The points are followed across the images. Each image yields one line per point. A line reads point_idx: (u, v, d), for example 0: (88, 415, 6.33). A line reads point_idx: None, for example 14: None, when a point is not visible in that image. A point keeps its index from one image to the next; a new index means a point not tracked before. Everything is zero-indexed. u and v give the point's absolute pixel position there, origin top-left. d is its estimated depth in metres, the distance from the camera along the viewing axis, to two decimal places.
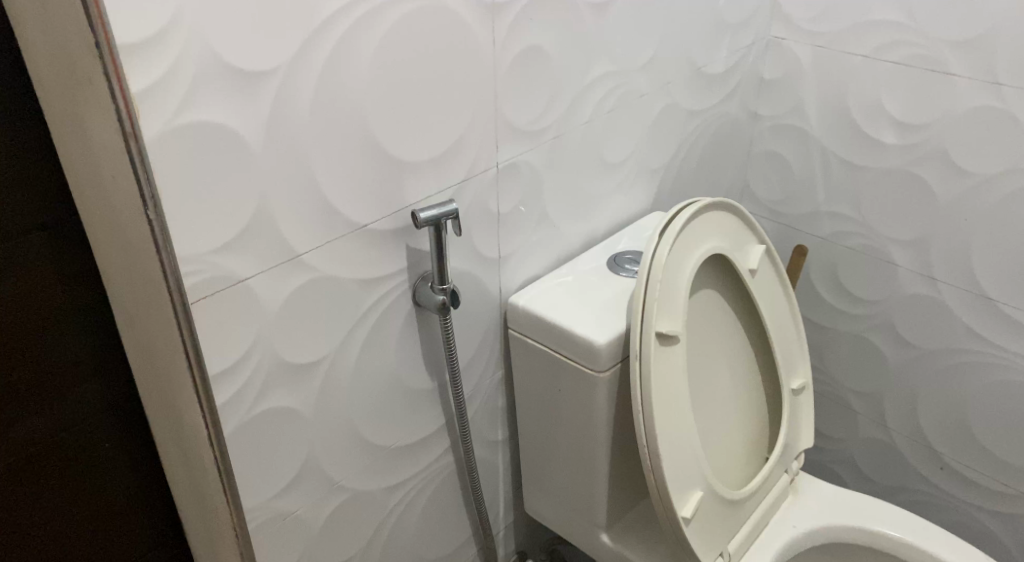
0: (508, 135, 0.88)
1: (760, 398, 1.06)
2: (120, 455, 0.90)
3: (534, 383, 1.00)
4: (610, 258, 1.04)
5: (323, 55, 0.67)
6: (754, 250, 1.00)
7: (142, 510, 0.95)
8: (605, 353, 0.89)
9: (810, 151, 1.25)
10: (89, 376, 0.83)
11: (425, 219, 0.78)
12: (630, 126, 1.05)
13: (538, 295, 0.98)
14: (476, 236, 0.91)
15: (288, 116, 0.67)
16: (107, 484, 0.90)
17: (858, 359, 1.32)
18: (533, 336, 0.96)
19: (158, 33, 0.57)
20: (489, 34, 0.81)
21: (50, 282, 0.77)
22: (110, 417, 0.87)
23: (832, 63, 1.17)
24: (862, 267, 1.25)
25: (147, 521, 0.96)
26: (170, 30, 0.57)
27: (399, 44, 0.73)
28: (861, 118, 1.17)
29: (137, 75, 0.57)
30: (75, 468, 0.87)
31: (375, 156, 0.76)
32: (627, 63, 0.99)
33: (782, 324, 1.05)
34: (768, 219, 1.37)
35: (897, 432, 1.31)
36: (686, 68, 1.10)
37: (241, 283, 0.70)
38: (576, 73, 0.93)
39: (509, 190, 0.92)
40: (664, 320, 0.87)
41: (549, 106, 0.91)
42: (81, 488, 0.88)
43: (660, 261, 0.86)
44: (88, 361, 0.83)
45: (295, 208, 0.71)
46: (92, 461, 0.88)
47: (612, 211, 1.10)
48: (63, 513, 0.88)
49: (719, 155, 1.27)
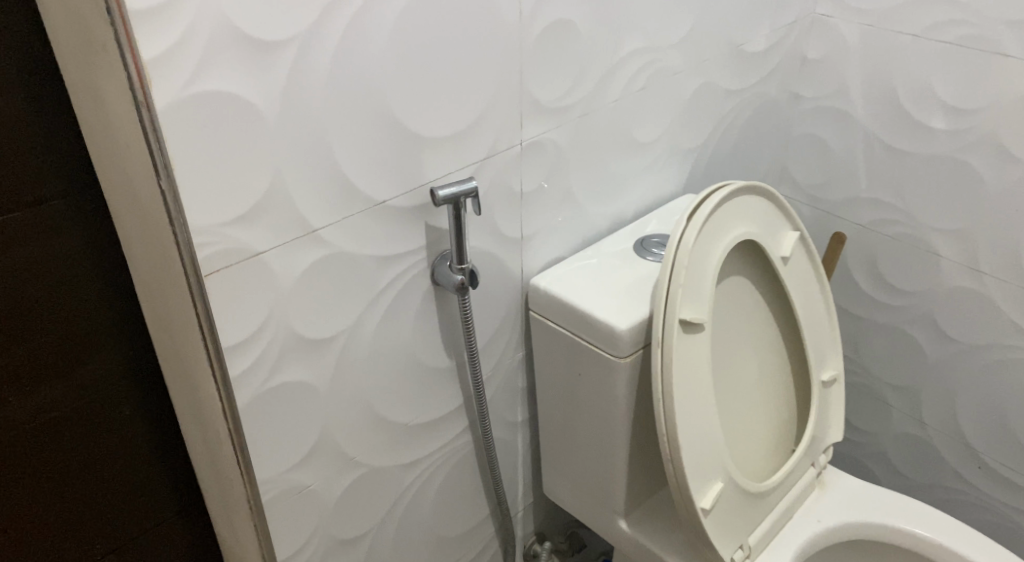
0: (533, 112, 0.86)
1: (788, 389, 1.03)
2: (141, 422, 0.91)
3: (554, 366, 0.98)
4: (637, 241, 1.02)
5: (340, 25, 0.66)
6: (788, 238, 0.96)
7: (161, 478, 0.96)
8: (627, 339, 0.87)
9: (853, 135, 1.20)
10: (111, 343, 0.84)
11: (444, 196, 0.77)
12: (662, 105, 1.02)
13: (560, 276, 0.96)
14: (498, 215, 0.89)
15: (304, 88, 0.66)
16: (127, 451, 0.91)
17: (895, 351, 1.27)
18: (554, 318, 0.94)
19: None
20: (515, 7, 0.78)
21: (70, 249, 0.77)
22: (131, 385, 0.88)
23: (879, 43, 1.12)
24: (902, 257, 1.20)
25: (166, 489, 0.97)
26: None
27: (419, 16, 0.71)
28: (908, 101, 1.11)
29: (150, 42, 0.56)
30: (94, 434, 0.88)
31: (394, 130, 0.74)
32: (660, 39, 0.95)
33: (815, 313, 1.01)
34: (805, 204, 1.32)
35: (933, 428, 1.26)
36: (723, 47, 1.05)
37: (257, 257, 0.69)
38: (606, 49, 0.90)
39: (532, 168, 0.90)
40: (688, 308, 0.84)
41: (577, 83, 0.89)
42: (99, 455, 0.89)
43: (686, 248, 0.83)
44: (110, 328, 0.84)
45: (311, 181, 0.70)
46: (110, 429, 0.89)
47: (640, 192, 1.07)
48: (82, 478, 0.89)
49: (756, 137, 1.23)
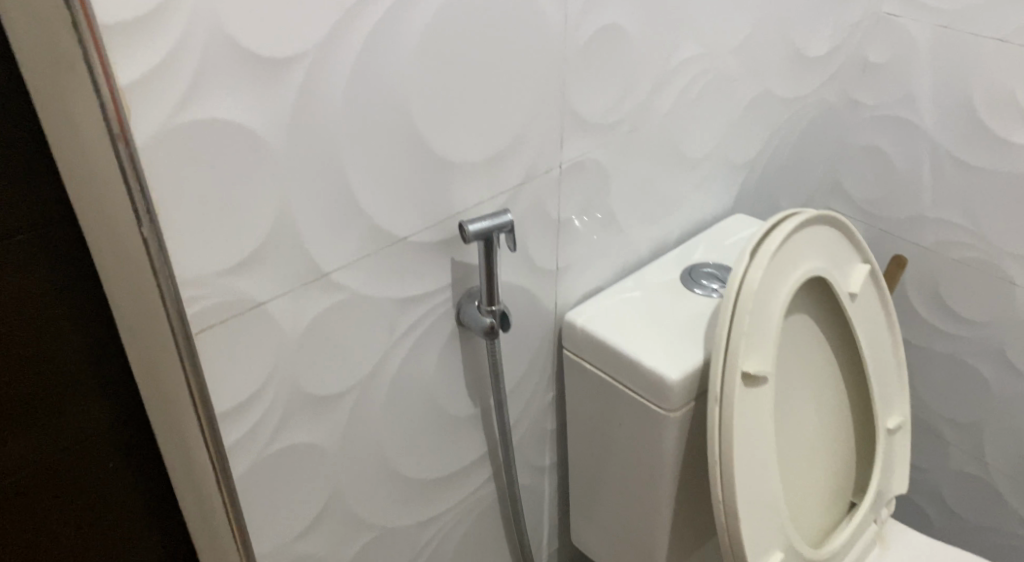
0: (575, 130, 0.75)
1: (848, 437, 0.93)
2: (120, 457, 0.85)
3: (590, 411, 0.87)
4: (685, 271, 0.91)
5: (361, 36, 0.55)
6: (858, 272, 0.85)
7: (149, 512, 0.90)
8: (678, 391, 0.76)
9: (918, 148, 1.08)
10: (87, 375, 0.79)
11: (475, 232, 0.67)
12: (715, 117, 0.90)
13: (600, 311, 0.85)
14: (533, 247, 0.78)
15: (317, 111, 0.55)
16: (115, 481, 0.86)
17: (956, 385, 1.17)
18: (591, 360, 0.84)
19: (159, 8, 0.45)
20: (560, 12, 0.66)
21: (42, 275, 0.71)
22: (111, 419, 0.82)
23: (956, 48, 1.00)
24: (970, 284, 1.09)
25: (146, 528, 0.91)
26: (172, 6, 0.45)
27: (451, 24, 0.60)
28: (987, 114, 0.99)
29: (131, 61, 0.45)
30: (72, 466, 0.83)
31: (419, 156, 0.63)
32: (718, 44, 0.84)
33: (882, 354, 0.90)
34: (858, 221, 1.20)
35: (996, 468, 1.16)
36: (784, 51, 0.94)
37: (258, 307, 0.58)
38: (659, 57, 0.78)
39: (572, 193, 0.79)
40: (750, 359, 0.74)
41: (625, 97, 0.78)
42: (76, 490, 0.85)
43: (750, 290, 0.73)
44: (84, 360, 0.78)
45: (321, 218, 0.59)
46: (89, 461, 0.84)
47: (687, 213, 0.96)
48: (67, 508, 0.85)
49: (810, 149, 1.11)
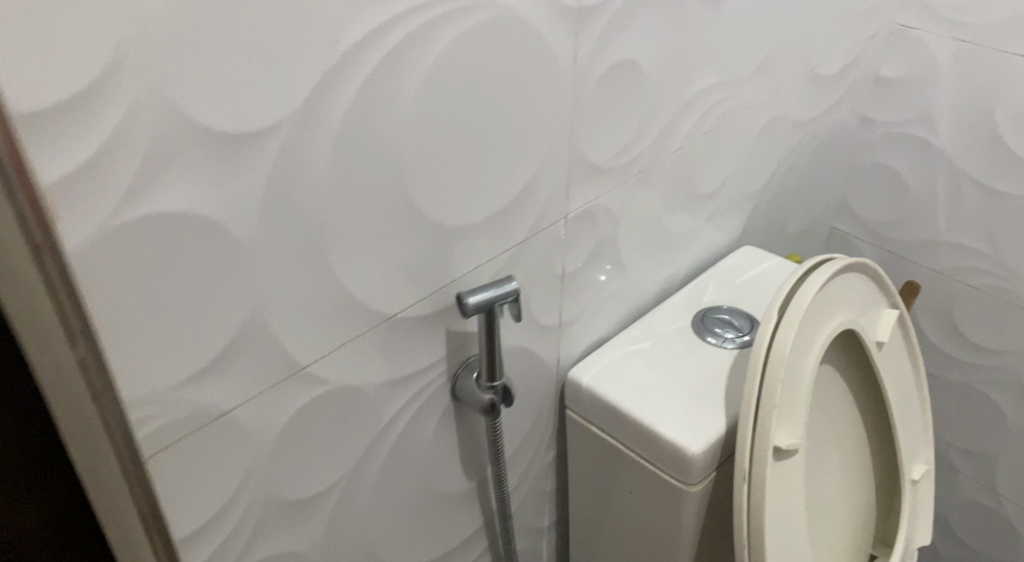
0: (583, 176, 0.67)
1: (870, 488, 0.87)
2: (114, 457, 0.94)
3: (597, 476, 0.79)
4: (697, 316, 0.83)
5: (346, 96, 0.46)
6: (886, 319, 0.79)
7: None
8: (700, 464, 0.69)
9: (934, 168, 1.02)
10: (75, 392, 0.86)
11: (477, 304, 0.58)
12: (729, 147, 0.83)
13: (608, 369, 0.77)
14: (537, 305, 0.70)
15: (295, 187, 0.46)
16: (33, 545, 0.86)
17: (970, 413, 1.12)
18: (599, 423, 0.76)
19: (92, 86, 0.36)
20: (570, 51, 0.59)
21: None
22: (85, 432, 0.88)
23: (977, 63, 0.93)
24: (988, 310, 1.03)
25: None
26: (110, 81, 0.36)
27: (450, 74, 0.51)
28: (1012, 135, 0.92)
29: (58, 155, 0.36)
30: None
31: (412, 224, 0.54)
32: (736, 71, 0.76)
33: (907, 401, 0.84)
34: (866, 242, 1.14)
35: (1009, 500, 1.11)
36: (801, 72, 0.86)
37: (223, 417, 0.49)
38: (674, 90, 0.71)
39: (579, 242, 0.71)
40: (781, 431, 0.67)
41: (636, 136, 0.70)
42: None
43: (782, 355, 0.66)
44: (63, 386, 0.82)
45: (297, 308, 0.50)
46: None
47: (696, 249, 0.89)
48: None
49: (821, 169, 1.04)
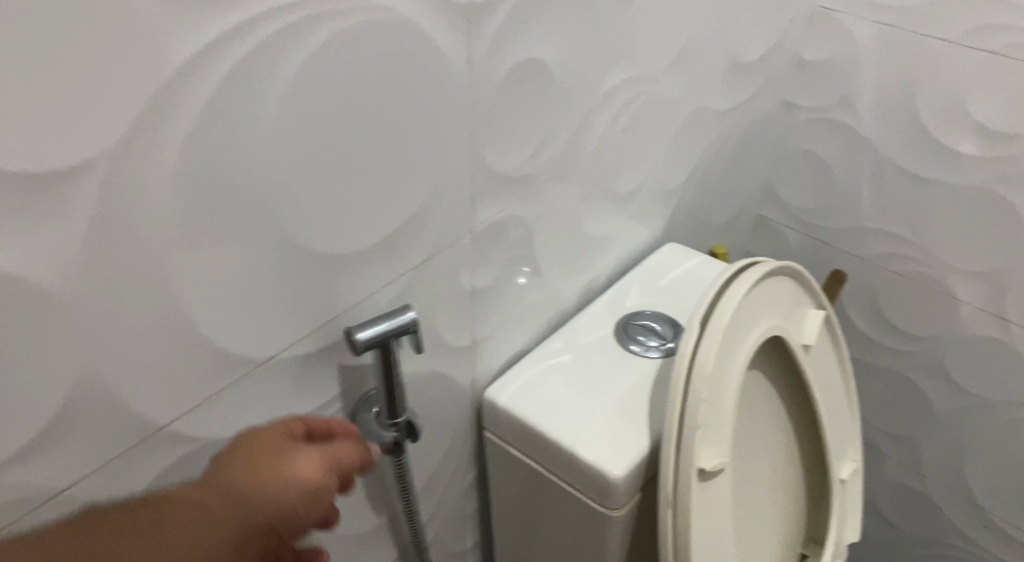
0: (488, 187, 0.61)
1: (799, 488, 0.85)
2: None
3: (518, 499, 0.75)
4: (619, 324, 0.79)
5: (184, 119, 0.39)
6: (812, 319, 0.76)
7: None
8: (622, 488, 0.65)
9: (858, 155, 1.00)
10: None
11: (368, 340, 0.52)
12: (648, 144, 0.78)
13: (525, 387, 0.72)
14: (444, 326, 0.64)
15: (127, 230, 0.39)
16: None
17: (895, 398, 1.12)
18: (518, 446, 0.71)
19: None
20: (463, 52, 0.52)
21: None
22: None
23: (899, 48, 0.90)
24: (912, 297, 1.03)
25: None
26: None
27: (320, 87, 0.45)
28: (934, 121, 0.91)
29: None
30: None
31: (284, 257, 0.48)
32: (651, 64, 0.71)
33: (834, 400, 0.82)
34: (792, 229, 1.12)
35: (934, 481, 1.12)
36: (721, 61, 0.81)
37: (59, 495, 0.42)
38: (585, 88, 0.65)
39: (488, 256, 0.66)
40: (707, 450, 0.63)
41: (545, 140, 0.64)
42: None
43: (703, 374, 0.62)
44: None
45: (147, 365, 0.43)
46: None
47: (617, 250, 0.85)
48: None
49: (745, 158, 1.01)
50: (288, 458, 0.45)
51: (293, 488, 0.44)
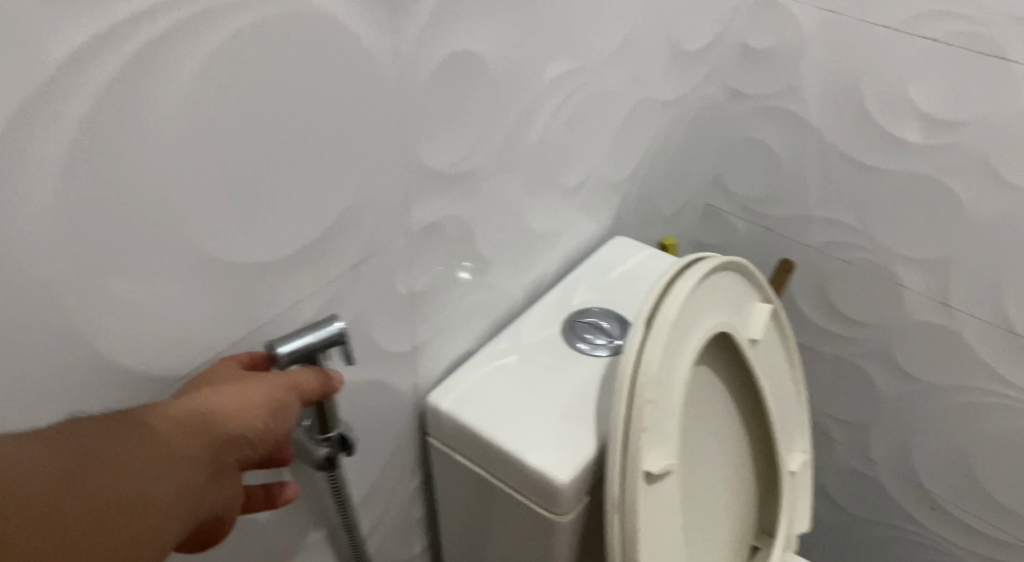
0: (422, 186, 0.58)
1: (750, 482, 0.84)
2: None
3: (465, 505, 0.73)
4: (566, 322, 0.77)
5: (66, 127, 0.35)
6: (759, 313, 0.75)
7: None
8: (568, 494, 0.63)
9: (804, 143, 0.99)
10: None
11: (292, 354, 0.49)
12: (592, 137, 0.76)
13: (469, 390, 0.70)
14: (380, 333, 0.62)
15: (5, 248, 0.35)
16: None
17: (844, 385, 1.12)
18: (462, 452, 0.69)
19: None
20: (387, 46, 0.49)
21: None
22: None
23: (843, 35, 0.89)
24: (859, 284, 1.03)
25: None
26: None
27: (228, 87, 0.41)
28: (878, 109, 0.90)
29: None
30: None
31: (195, 270, 0.44)
32: (592, 55, 0.69)
33: (782, 393, 0.82)
34: (741, 219, 1.12)
35: (882, 465, 1.13)
36: (664, 50, 0.80)
37: None
38: (523, 82, 0.63)
39: (426, 258, 0.63)
40: (654, 452, 0.62)
41: (482, 136, 0.62)
42: None
43: (649, 375, 0.61)
44: None
45: (38, 390, 0.40)
46: None
47: (564, 246, 0.83)
48: None
49: (693, 149, 1.00)
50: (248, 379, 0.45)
51: (261, 399, 0.44)
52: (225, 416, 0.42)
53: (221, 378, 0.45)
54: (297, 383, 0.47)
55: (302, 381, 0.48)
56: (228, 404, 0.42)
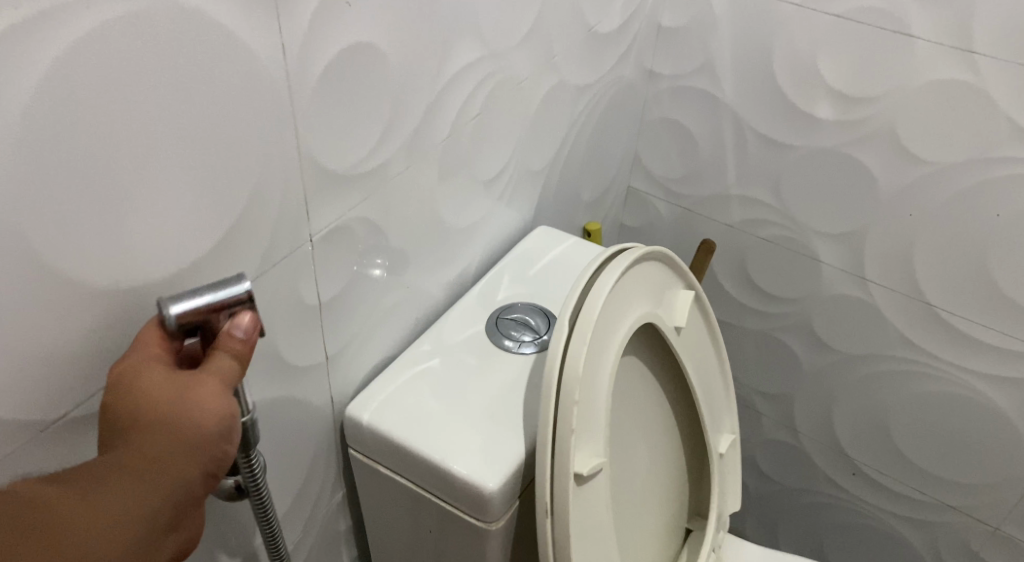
0: (322, 190, 0.54)
1: (680, 467, 0.84)
2: None
3: (391, 516, 0.70)
4: (490, 319, 0.75)
5: None
6: (682, 301, 0.75)
7: None
8: (497, 501, 0.61)
9: (720, 122, 0.99)
10: None
11: (184, 318, 0.42)
12: (506, 127, 0.73)
13: (390, 398, 0.67)
14: (288, 347, 0.58)
15: None
16: None
17: (768, 359, 1.14)
18: (386, 463, 0.66)
19: None
20: (272, 42, 0.45)
21: None
22: None
23: (754, 13, 0.89)
24: (778, 260, 1.04)
25: None
26: None
27: (81, 95, 0.37)
28: (789, 86, 0.90)
29: None
30: None
31: (62, 299, 0.40)
32: (500, 41, 0.66)
33: (708, 378, 0.81)
34: (662, 199, 1.12)
35: (806, 435, 1.16)
36: (575, 33, 0.77)
37: None
38: (427, 74, 0.59)
39: (334, 265, 0.59)
40: (581, 453, 0.60)
41: (386, 133, 0.58)
42: None
43: (574, 376, 0.58)
44: None
45: None
46: None
47: (484, 239, 0.80)
48: None
49: (611, 131, 0.98)
50: (193, 388, 0.41)
51: (208, 422, 0.40)
52: (170, 474, 0.38)
53: (156, 369, 0.41)
54: (232, 343, 0.43)
55: (238, 338, 0.44)
56: (177, 455, 0.39)
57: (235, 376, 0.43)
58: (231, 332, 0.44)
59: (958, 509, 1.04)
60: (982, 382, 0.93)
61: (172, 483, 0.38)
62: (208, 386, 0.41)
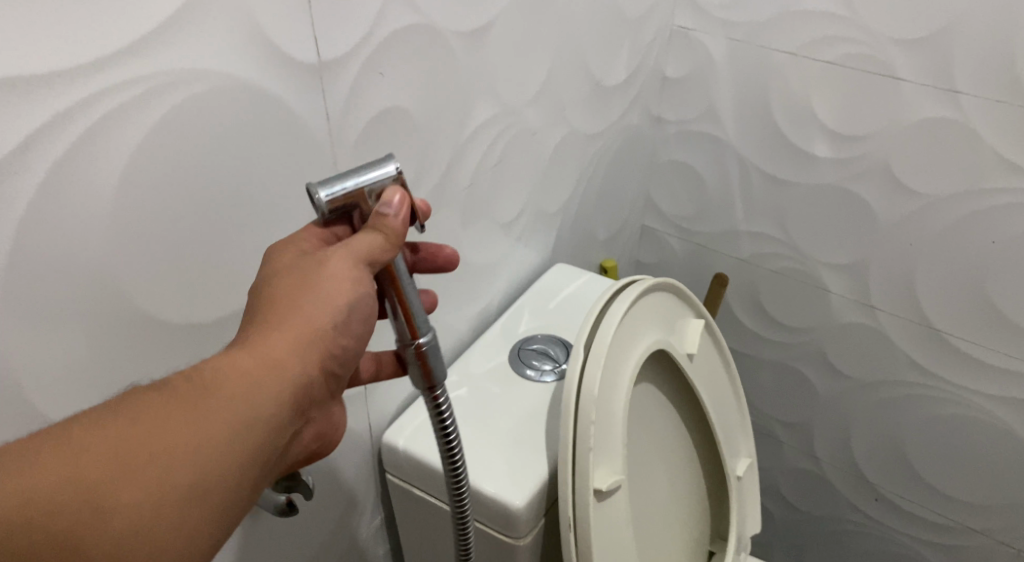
0: None
1: (701, 489, 0.88)
2: None
3: (427, 538, 0.75)
4: (513, 350, 0.81)
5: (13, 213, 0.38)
6: (692, 330, 0.80)
7: None
8: (524, 517, 0.66)
9: (726, 162, 1.05)
10: None
11: (333, 202, 0.45)
12: (523, 174, 0.80)
13: (423, 426, 0.72)
14: None
15: None
16: None
17: (785, 387, 1.18)
18: (420, 486, 0.71)
19: None
20: (316, 110, 0.52)
21: None
22: None
23: (751, 62, 0.95)
24: (789, 291, 1.09)
25: None
26: None
27: (163, 163, 0.44)
28: (788, 127, 0.96)
29: None
30: None
31: (146, 334, 0.47)
32: (515, 98, 0.73)
33: (723, 403, 0.86)
34: (674, 237, 1.17)
35: (827, 462, 1.19)
36: (583, 87, 0.84)
37: None
38: (450, 130, 0.66)
39: None
40: (601, 470, 0.65)
41: (415, 183, 0.65)
42: None
43: (590, 399, 0.64)
44: None
45: None
46: None
47: (505, 278, 0.86)
48: None
49: (622, 174, 1.04)
50: (320, 278, 0.45)
51: (327, 316, 0.45)
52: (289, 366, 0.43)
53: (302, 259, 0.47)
54: (382, 223, 0.46)
55: (387, 217, 0.46)
56: (291, 347, 0.44)
57: (375, 257, 0.46)
58: (381, 212, 0.46)
59: (980, 531, 1.05)
60: (993, 404, 0.96)
61: (286, 371, 0.43)
62: (339, 272, 0.46)
